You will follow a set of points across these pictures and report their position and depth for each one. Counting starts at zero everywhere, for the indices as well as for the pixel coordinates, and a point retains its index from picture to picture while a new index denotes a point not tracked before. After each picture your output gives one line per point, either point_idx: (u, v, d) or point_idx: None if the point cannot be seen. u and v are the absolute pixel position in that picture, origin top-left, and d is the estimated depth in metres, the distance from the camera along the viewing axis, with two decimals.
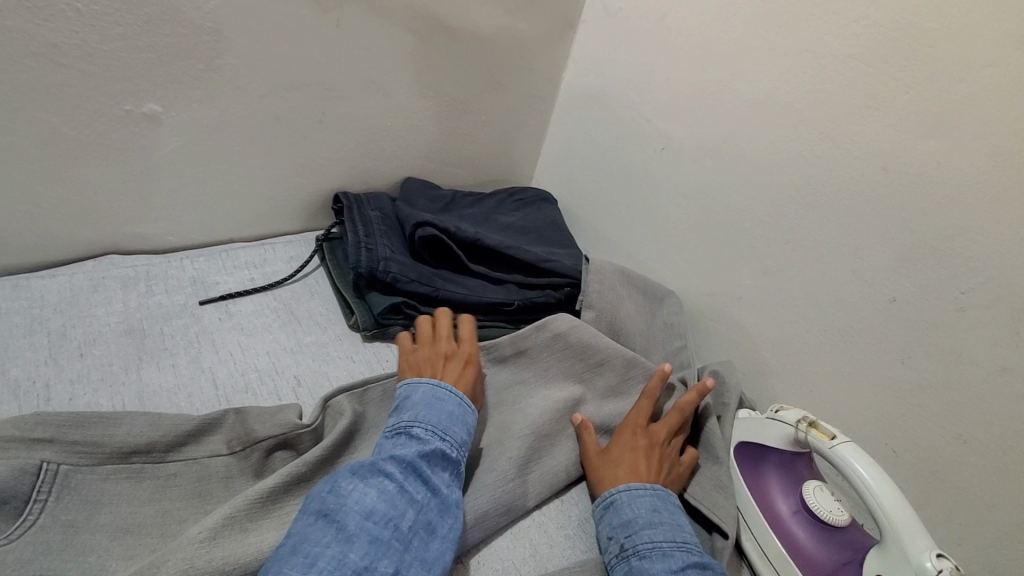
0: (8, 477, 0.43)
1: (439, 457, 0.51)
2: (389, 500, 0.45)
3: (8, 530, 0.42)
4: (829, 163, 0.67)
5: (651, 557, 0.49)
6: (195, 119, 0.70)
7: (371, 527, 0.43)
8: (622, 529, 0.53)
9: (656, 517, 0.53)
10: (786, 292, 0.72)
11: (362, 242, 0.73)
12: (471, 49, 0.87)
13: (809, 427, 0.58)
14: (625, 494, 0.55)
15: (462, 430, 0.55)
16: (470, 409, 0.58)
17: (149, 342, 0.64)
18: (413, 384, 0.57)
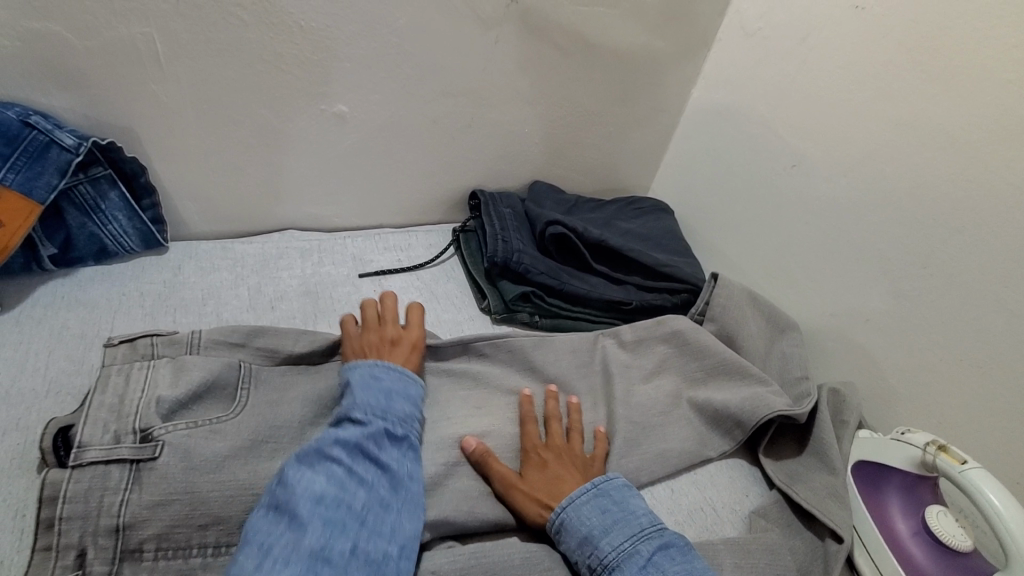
0: (221, 368, 0.57)
1: (385, 434, 0.53)
2: (336, 484, 0.48)
3: (231, 407, 0.56)
4: (979, 189, 0.65)
5: (621, 566, 0.50)
6: (372, 119, 0.82)
7: (322, 511, 0.46)
8: (583, 548, 0.52)
9: (610, 520, 0.53)
10: (919, 317, 0.71)
11: (499, 234, 0.82)
12: (608, 65, 0.93)
13: (938, 451, 0.57)
14: (570, 510, 0.55)
15: (404, 402, 0.57)
16: (415, 381, 0.61)
17: (322, 303, 0.76)
18: (352, 365, 0.59)
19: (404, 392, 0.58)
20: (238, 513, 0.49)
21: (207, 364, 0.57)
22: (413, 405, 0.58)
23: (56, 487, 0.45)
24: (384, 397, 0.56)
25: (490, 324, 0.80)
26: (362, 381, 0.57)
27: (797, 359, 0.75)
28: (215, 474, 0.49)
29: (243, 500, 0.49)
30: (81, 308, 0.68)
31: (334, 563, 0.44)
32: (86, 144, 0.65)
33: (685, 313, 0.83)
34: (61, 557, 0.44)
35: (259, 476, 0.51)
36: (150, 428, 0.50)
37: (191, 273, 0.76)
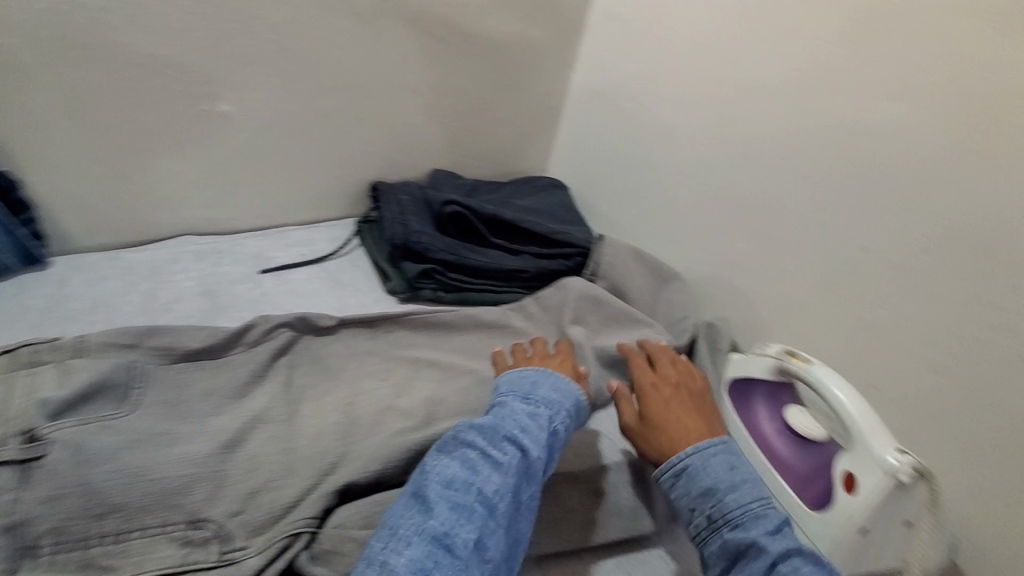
0: (109, 368, 0.56)
1: (523, 422, 0.55)
2: (470, 468, 0.50)
3: (126, 406, 0.56)
4: (807, 133, 0.76)
5: (747, 524, 0.51)
6: (258, 116, 0.84)
7: (452, 496, 0.48)
8: (704, 499, 0.53)
9: (736, 478, 0.54)
10: (775, 251, 0.81)
11: (398, 218, 0.85)
12: (490, 53, 0.99)
13: (789, 357, 0.65)
14: (696, 457, 0.56)
15: (550, 393, 0.59)
16: (561, 377, 0.62)
17: (221, 300, 0.76)
18: (512, 370, 0.62)
19: (557, 388, 0.60)
20: (137, 499, 0.49)
21: (95, 364, 0.56)
22: (563, 402, 0.59)
23: None
24: (532, 391, 0.59)
25: (396, 305, 0.83)
26: (510, 380, 0.61)
27: (679, 303, 0.83)
28: (109, 464, 0.49)
29: (141, 486, 0.49)
30: None
31: (455, 552, 0.45)
32: None
33: (580, 275, 0.89)
34: None
35: (158, 461, 0.51)
36: (34, 429, 0.50)
37: (77, 285, 0.74)
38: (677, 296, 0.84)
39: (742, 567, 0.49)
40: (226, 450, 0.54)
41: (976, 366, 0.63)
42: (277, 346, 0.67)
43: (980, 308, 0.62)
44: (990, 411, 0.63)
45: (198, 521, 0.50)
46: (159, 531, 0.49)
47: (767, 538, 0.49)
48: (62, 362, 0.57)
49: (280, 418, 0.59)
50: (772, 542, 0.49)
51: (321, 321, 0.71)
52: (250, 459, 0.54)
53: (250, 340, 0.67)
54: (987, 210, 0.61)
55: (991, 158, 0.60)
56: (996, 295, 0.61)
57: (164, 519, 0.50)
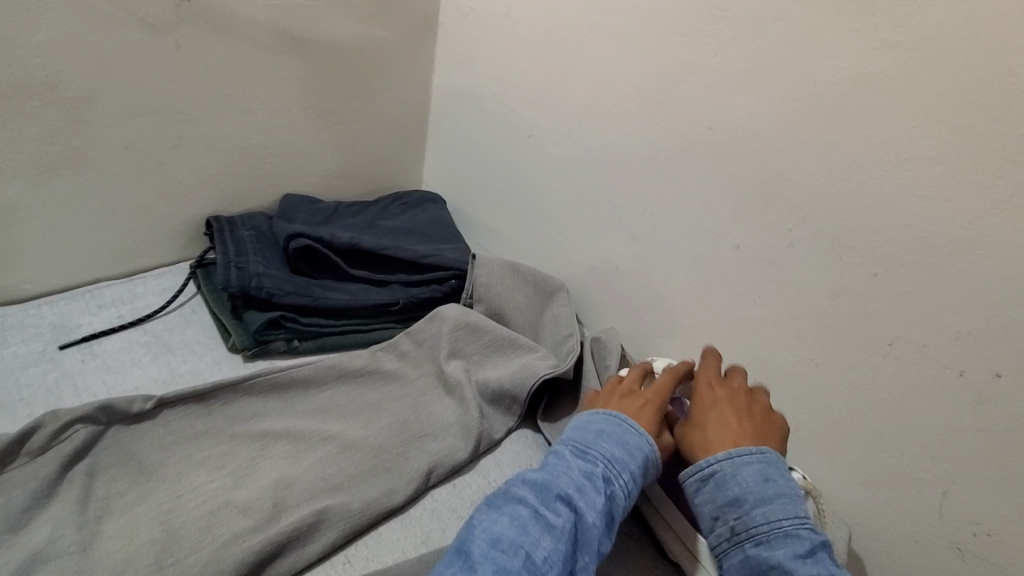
0: None
1: (580, 480, 0.47)
2: (520, 527, 0.43)
3: None
4: (667, 129, 0.72)
5: (774, 543, 0.46)
6: (34, 156, 0.68)
7: (496, 558, 0.41)
8: (730, 509, 0.49)
9: (770, 491, 0.48)
10: (653, 254, 0.77)
11: (233, 262, 0.73)
12: (331, 59, 0.87)
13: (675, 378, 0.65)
14: (727, 464, 0.50)
15: (615, 449, 0.51)
16: (636, 431, 0.53)
17: (2, 394, 0.61)
18: (592, 413, 0.56)
19: (621, 442, 0.52)
20: None
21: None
22: (630, 461, 0.51)
23: None
24: (591, 444, 0.51)
25: (242, 364, 0.70)
26: (574, 428, 0.54)
27: (565, 319, 0.77)
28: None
29: None
30: None
31: None
32: None
33: (457, 300, 0.81)
34: None
35: None
36: None
37: None
38: (561, 312, 0.79)
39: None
40: None
41: (850, 357, 0.63)
42: (71, 450, 0.53)
43: (847, 299, 0.61)
44: (867, 400, 0.62)
45: None
46: None
47: (796, 562, 0.44)
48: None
49: (70, 549, 0.47)
50: (800, 565, 0.44)
51: (133, 407, 0.58)
52: None
53: (33, 449, 0.53)
54: (839, 199, 0.60)
55: (840, 147, 0.59)
56: (860, 285, 0.60)
57: None
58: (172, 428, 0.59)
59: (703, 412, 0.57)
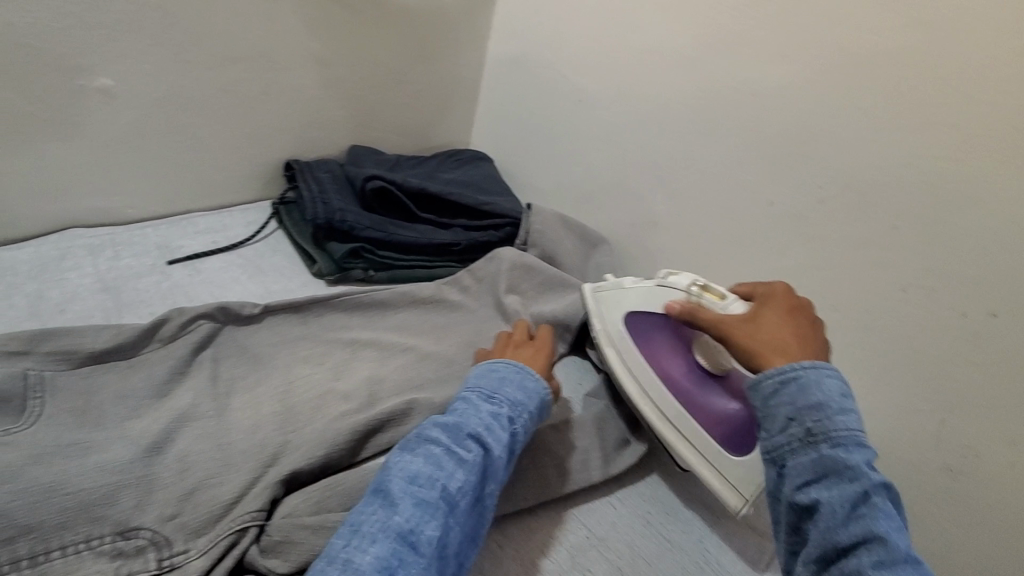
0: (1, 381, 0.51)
1: (488, 419, 0.53)
2: (435, 463, 0.48)
3: (20, 421, 0.49)
4: (711, 96, 0.80)
5: (852, 450, 0.43)
6: (148, 93, 0.75)
7: (416, 491, 0.46)
8: (809, 411, 0.45)
9: (850, 404, 0.45)
10: (690, 210, 0.86)
11: (318, 197, 0.81)
12: (401, 21, 0.94)
13: (701, 290, 0.63)
14: (812, 371, 0.47)
15: (516, 393, 0.57)
16: (533, 375, 0.60)
17: (125, 297, 0.69)
18: (495, 363, 0.61)
19: (521, 386, 0.58)
20: (51, 517, 0.43)
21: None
22: (529, 402, 0.58)
23: None
24: (497, 390, 0.57)
25: (325, 287, 0.79)
26: (478, 376, 0.59)
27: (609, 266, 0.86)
28: (10, 484, 0.43)
29: (56, 502, 0.44)
30: None
31: (420, 550, 0.43)
32: None
33: (512, 245, 0.90)
34: None
35: (71, 474, 0.45)
36: None
37: None
38: (604, 259, 0.88)
39: (830, 484, 0.42)
40: (151, 454, 0.50)
41: (867, 302, 0.72)
42: (197, 340, 0.62)
43: (869, 250, 0.70)
44: (877, 340, 0.72)
45: (128, 530, 0.46)
46: (82, 547, 0.44)
47: (868, 469, 0.42)
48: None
49: (210, 413, 0.56)
50: (871, 473, 0.42)
51: (244, 310, 0.67)
52: (181, 459, 0.50)
53: (165, 335, 0.61)
54: (865, 161, 0.69)
55: (869, 114, 0.67)
56: (880, 238, 0.69)
57: (88, 535, 0.44)
58: (275, 331, 0.68)
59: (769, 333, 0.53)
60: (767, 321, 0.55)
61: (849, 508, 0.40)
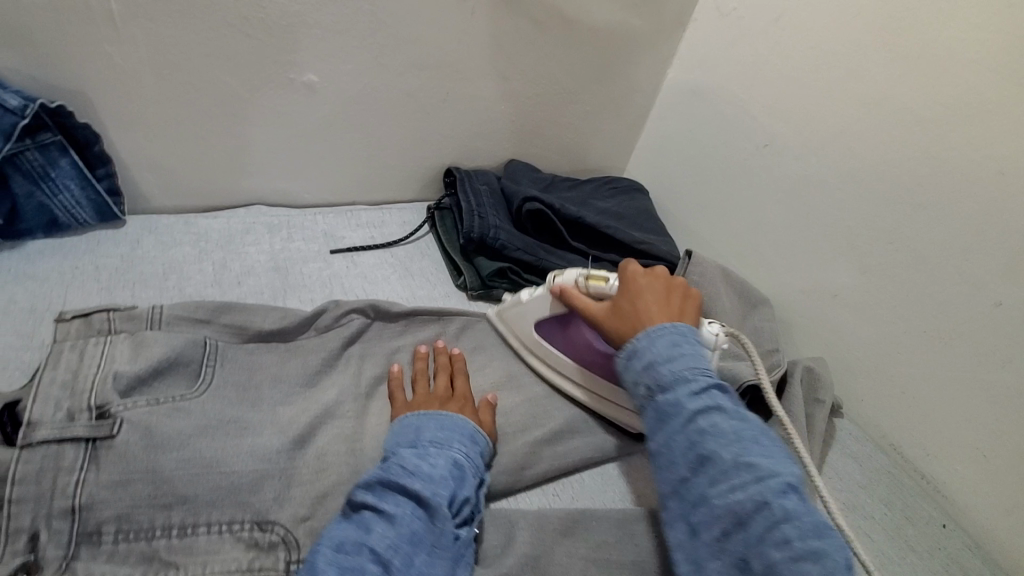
0: (187, 345, 0.54)
1: (408, 464, 0.49)
2: (360, 526, 0.44)
3: (196, 385, 0.53)
4: (942, 165, 0.67)
5: (677, 388, 0.51)
6: (343, 91, 0.79)
7: (341, 557, 0.41)
8: (645, 371, 0.53)
9: (675, 353, 0.53)
10: (883, 290, 0.74)
11: (475, 210, 0.80)
12: (585, 41, 0.91)
13: (587, 279, 0.65)
14: (645, 341, 0.55)
15: (439, 433, 0.53)
16: (458, 424, 0.55)
17: (291, 279, 0.73)
18: (407, 417, 0.55)
19: (441, 427, 0.54)
20: (206, 492, 0.45)
21: (168, 340, 0.53)
22: (455, 441, 0.53)
23: (4, 468, 0.41)
24: (418, 437, 0.52)
25: (467, 301, 0.79)
26: (395, 431, 0.54)
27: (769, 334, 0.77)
28: (178, 452, 0.46)
29: (212, 479, 0.46)
30: (29, 282, 0.63)
31: None
32: (34, 105, 0.60)
33: None
34: (10, 542, 0.40)
35: (227, 454, 0.47)
36: (106, 405, 0.46)
37: (150, 247, 0.72)
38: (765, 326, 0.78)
39: (666, 427, 0.50)
40: (295, 449, 0.51)
41: None
42: (348, 335, 0.64)
43: None
44: None
45: (265, 522, 0.46)
46: (224, 528, 0.45)
47: (692, 399, 0.49)
48: (135, 333, 0.54)
49: (350, 414, 0.57)
50: (694, 400, 0.49)
51: (393, 308, 0.67)
52: (319, 459, 0.51)
53: (321, 326, 0.64)
54: None
55: None
56: None
57: (231, 517, 0.46)
58: (418, 335, 0.68)
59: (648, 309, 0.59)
60: (628, 313, 0.60)
61: (683, 442, 0.48)
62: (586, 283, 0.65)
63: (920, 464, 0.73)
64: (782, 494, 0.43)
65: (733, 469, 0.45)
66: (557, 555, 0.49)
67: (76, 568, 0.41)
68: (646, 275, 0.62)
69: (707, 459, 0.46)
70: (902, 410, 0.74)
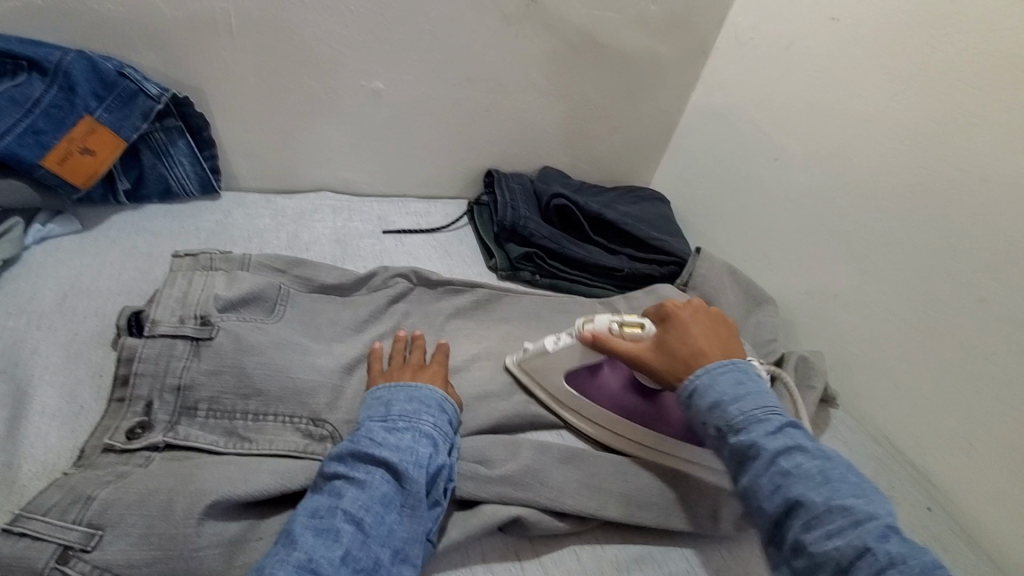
0: (266, 284, 0.67)
1: (377, 435, 0.51)
2: (332, 493, 0.47)
3: (271, 316, 0.65)
4: (931, 174, 0.74)
5: (749, 428, 0.51)
6: (405, 98, 0.93)
7: (315, 522, 0.45)
8: (713, 411, 0.53)
9: (741, 391, 0.54)
10: (877, 289, 0.80)
11: (509, 203, 0.92)
12: (617, 63, 1.03)
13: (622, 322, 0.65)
14: (707, 377, 0.56)
15: (407, 404, 0.55)
16: (427, 388, 0.58)
17: (350, 250, 0.87)
18: (375, 393, 0.58)
19: (409, 399, 0.56)
20: (277, 389, 0.57)
21: (253, 279, 0.66)
22: (422, 411, 0.55)
23: (133, 351, 0.55)
24: (388, 410, 0.55)
25: (497, 280, 0.90)
26: (366, 406, 0.56)
27: (770, 326, 0.84)
28: (257, 356, 0.57)
29: (281, 380, 0.57)
30: (147, 235, 0.78)
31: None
32: (168, 94, 0.76)
33: (672, 283, 0.93)
34: (132, 405, 0.53)
35: (294, 363, 0.59)
36: (208, 315, 0.59)
37: (239, 217, 0.87)
38: (767, 319, 0.85)
39: (746, 470, 0.49)
40: (345, 371, 0.62)
41: None
42: (393, 293, 0.75)
43: None
44: None
45: (318, 420, 0.57)
46: (287, 419, 0.56)
47: (768, 438, 0.50)
48: (228, 271, 0.68)
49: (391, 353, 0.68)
50: (771, 440, 0.49)
51: (433, 276, 0.79)
52: (364, 380, 0.62)
53: (372, 286, 0.76)
54: None
55: None
56: None
57: (293, 412, 0.57)
58: (452, 300, 0.79)
59: (697, 343, 0.60)
60: (679, 350, 0.60)
61: (769, 484, 0.47)
62: (620, 328, 0.65)
63: (912, 453, 0.78)
64: (883, 539, 0.42)
65: (825, 512, 0.44)
66: (556, 475, 0.58)
67: (178, 430, 0.53)
68: (687, 310, 0.64)
69: (793, 501, 0.46)
70: (895, 402, 0.79)
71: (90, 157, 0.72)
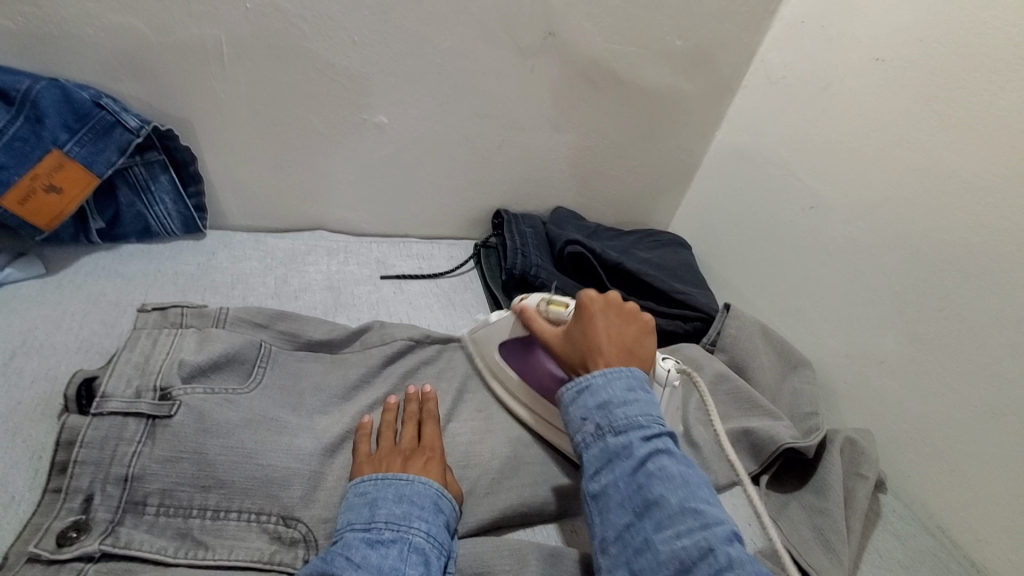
0: (244, 343, 0.58)
1: (357, 552, 0.43)
2: None
3: (246, 384, 0.56)
4: (994, 234, 0.66)
5: (628, 430, 0.49)
6: (410, 133, 0.87)
7: None
8: (598, 410, 0.51)
9: (631, 395, 0.52)
10: (931, 359, 0.71)
11: (519, 248, 0.84)
12: (638, 100, 0.97)
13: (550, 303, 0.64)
14: (600, 377, 0.53)
15: (395, 509, 0.47)
16: (418, 481, 0.50)
17: (343, 298, 0.79)
18: (357, 487, 0.49)
19: (397, 500, 0.48)
20: (242, 480, 0.48)
21: (229, 338, 0.58)
22: (413, 517, 0.47)
23: (75, 433, 0.46)
24: (372, 516, 0.46)
25: None
26: (346, 507, 0.48)
27: (808, 396, 0.75)
28: (223, 439, 0.49)
29: (248, 469, 0.49)
30: (118, 280, 0.71)
31: None
32: (148, 127, 0.70)
33: (697, 341, 0.84)
34: (69, 500, 0.45)
35: (265, 447, 0.50)
36: (169, 387, 0.50)
37: (223, 259, 0.80)
38: (804, 388, 0.76)
39: (613, 470, 0.48)
40: (326, 454, 0.53)
41: None
42: (388, 353, 0.67)
43: None
44: None
45: (290, 519, 0.48)
46: (252, 517, 0.48)
47: (642, 442, 0.48)
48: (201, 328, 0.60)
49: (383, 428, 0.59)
50: (645, 444, 0.48)
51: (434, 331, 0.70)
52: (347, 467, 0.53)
53: (366, 343, 0.67)
54: None
55: None
56: None
57: (261, 508, 0.48)
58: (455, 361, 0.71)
59: (601, 341, 0.56)
60: (579, 342, 0.58)
61: (634, 485, 0.46)
62: (545, 307, 0.64)
63: (972, 551, 0.67)
64: (727, 545, 0.42)
65: (678, 513, 0.44)
66: None
67: (119, 533, 0.44)
68: (601, 301, 0.60)
69: (652, 504, 0.45)
70: (952, 491, 0.69)
71: (58, 195, 0.66)
